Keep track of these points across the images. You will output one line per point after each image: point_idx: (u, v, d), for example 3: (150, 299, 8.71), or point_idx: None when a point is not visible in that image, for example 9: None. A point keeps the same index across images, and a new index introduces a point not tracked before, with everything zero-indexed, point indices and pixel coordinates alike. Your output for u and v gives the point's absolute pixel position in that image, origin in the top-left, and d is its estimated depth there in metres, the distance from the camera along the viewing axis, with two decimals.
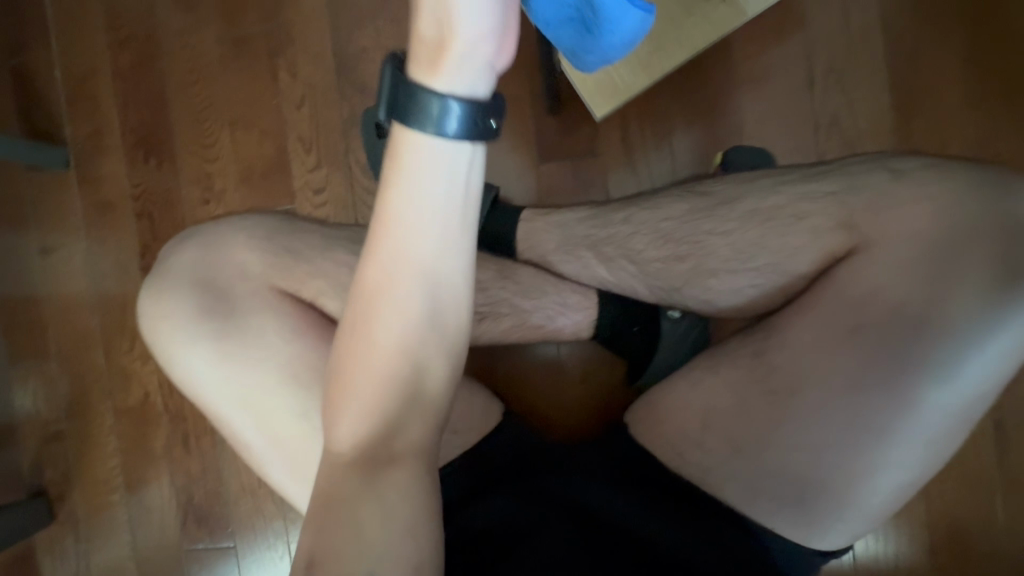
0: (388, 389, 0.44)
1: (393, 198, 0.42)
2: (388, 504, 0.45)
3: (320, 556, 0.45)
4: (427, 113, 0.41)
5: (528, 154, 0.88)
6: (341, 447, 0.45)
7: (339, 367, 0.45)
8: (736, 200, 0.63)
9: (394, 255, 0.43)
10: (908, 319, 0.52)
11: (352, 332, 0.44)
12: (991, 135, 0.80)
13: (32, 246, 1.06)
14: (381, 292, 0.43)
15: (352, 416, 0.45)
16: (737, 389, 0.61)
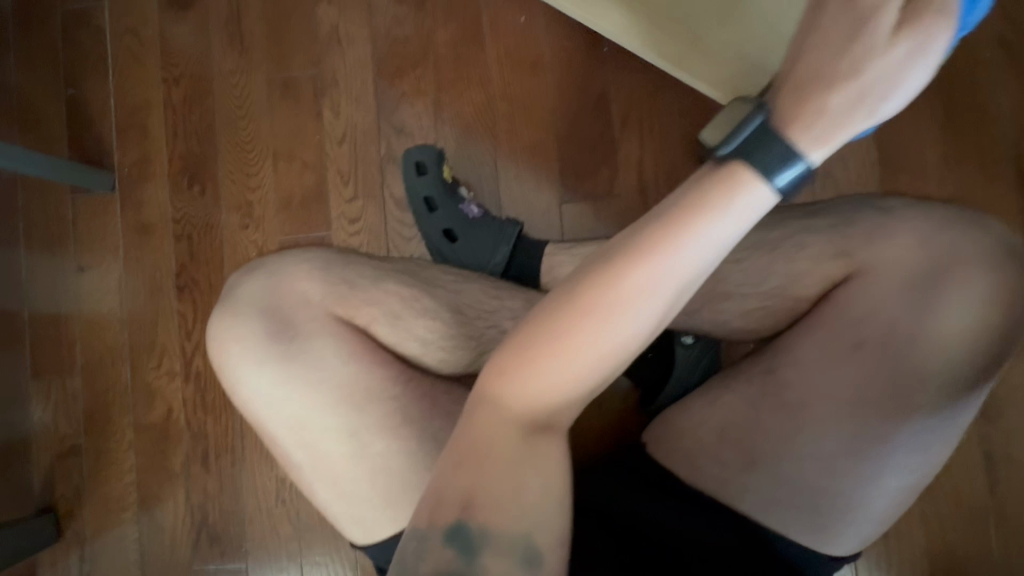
0: (587, 377, 0.45)
1: (702, 214, 0.42)
2: (550, 481, 0.47)
3: (474, 506, 0.46)
4: (778, 170, 0.42)
5: (551, 193, 0.99)
6: (513, 404, 0.45)
7: (556, 344, 0.44)
8: (746, 231, 0.68)
9: (672, 268, 0.42)
10: (913, 339, 0.58)
11: (588, 314, 0.43)
12: (966, 189, 0.90)
13: (68, 263, 1.11)
14: (647, 293, 0.43)
15: (545, 393, 0.45)
16: (748, 403, 0.67)
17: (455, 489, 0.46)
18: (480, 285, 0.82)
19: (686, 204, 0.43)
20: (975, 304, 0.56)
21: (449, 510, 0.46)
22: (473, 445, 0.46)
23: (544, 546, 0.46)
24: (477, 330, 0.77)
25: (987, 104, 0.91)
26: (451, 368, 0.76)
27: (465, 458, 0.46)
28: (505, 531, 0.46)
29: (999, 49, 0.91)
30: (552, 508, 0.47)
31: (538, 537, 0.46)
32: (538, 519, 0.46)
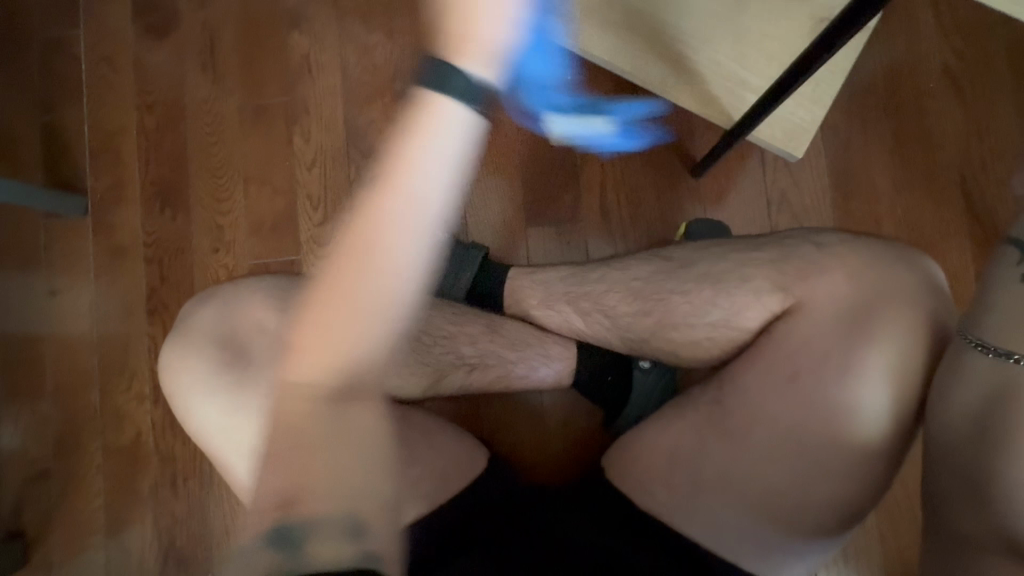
0: (358, 325, 0.59)
1: (411, 155, 0.57)
2: (362, 444, 0.62)
3: (292, 499, 0.58)
4: (459, 94, 0.57)
5: (516, 217, 1.01)
6: (304, 373, 0.60)
7: (326, 305, 0.59)
8: (693, 263, 0.71)
9: (398, 205, 0.57)
10: (851, 372, 0.59)
11: (339, 273, 0.58)
12: (916, 213, 0.93)
13: (40, 287, 1.11)
14: (387, 233, 0.58)
15: (323, 359, 0.59)
16: (698, 430, 0.69)
17: (286, 489, 0.58)
18: (437, 310, 0.84)
19: (395, 152, 0.58)
20: (900, 367, 0.58)
21: (273, 506, 0.58)
22: (293, 435, 0.60)
23: (363, 514, 0.57)
24: (436, 356, 0.82)
25: (935, 130, 0.94)
26: (408, 394, 0.81)
27: (291, 453, 0.60)
28: (321, 509, 0.57)
29: (942, 81, 0.94)
30: (372, 477, 0.61)
31: (357, 510, 0.57)
32: (353, 491, 0.59)
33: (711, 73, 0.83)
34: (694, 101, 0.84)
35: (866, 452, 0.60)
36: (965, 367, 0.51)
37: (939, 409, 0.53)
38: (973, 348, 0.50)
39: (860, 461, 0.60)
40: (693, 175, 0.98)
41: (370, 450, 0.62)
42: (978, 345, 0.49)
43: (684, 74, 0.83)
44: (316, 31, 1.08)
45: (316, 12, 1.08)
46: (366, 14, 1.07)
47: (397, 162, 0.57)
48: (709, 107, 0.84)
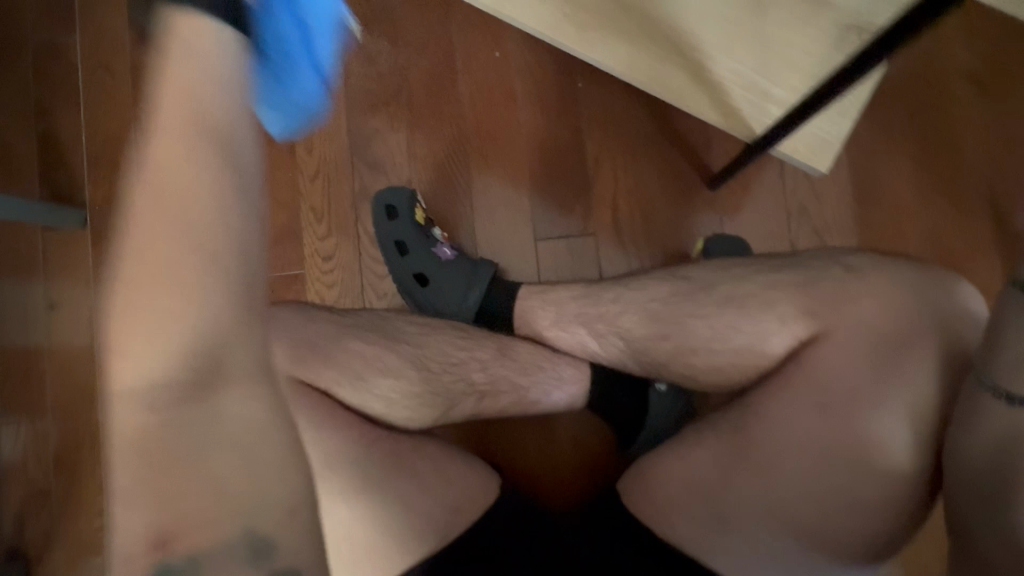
0: (197, 268, 0.41)
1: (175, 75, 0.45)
2: (239, 442, 0.41)
3: (170, 531, 0.38)
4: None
5: (527, 231, 0.98)
6: (131, 378, 0.40)
7: (146, 260, 0.41)
8: (713, 285, 0.68)
9: (190, 134, 0.44)
10: (885, 403, 0.56)
11: (147, 220, 0.42)
12: (943, 226, 0.90)
13: (38, 301, 1.09)
14: (182, 156, 0.43)
15: (158, 334, 0.40)
16: (721, 459, 0.65)
17: (158, 527, 0.38)
18: (446, 335, 0.81)
19: (159, 79, 0.45)
20: (926, 394, 0.56)
21: (143, 553, 0.38)
22: (137, 457, 0.39)
23: (270, 524, 0.39)
24: (445, 385, 0.78)
25: (964, 140, 0.90)
26: (418, 424, 0.77)
27: (145, 480, 0.39)
28: (218, 530, 0.39)
29: (971, 87, 0.91)
30: (280, 479, 0.41)
31: (259, 519, 0.39)
32: (262, 488, 0.40)
33: (731, 83, 0.81)
34: (714, 110, 0.81)
35: (894, 476, 0.57)
36: (980, 410, 0.50)
37: (962, 439, 0.51)
38: (984, 390, 0.49)
39: (892, 489, 0.57)
40: (707, 188, 0.95)
41: (258, 447, 0.41)
42: (994, 392, 0.48)
43: (704, 85, 0.80)
44: None
45: None
46: (368, 18, 1.03)
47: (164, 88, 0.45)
48: (729, 117, 0.81)
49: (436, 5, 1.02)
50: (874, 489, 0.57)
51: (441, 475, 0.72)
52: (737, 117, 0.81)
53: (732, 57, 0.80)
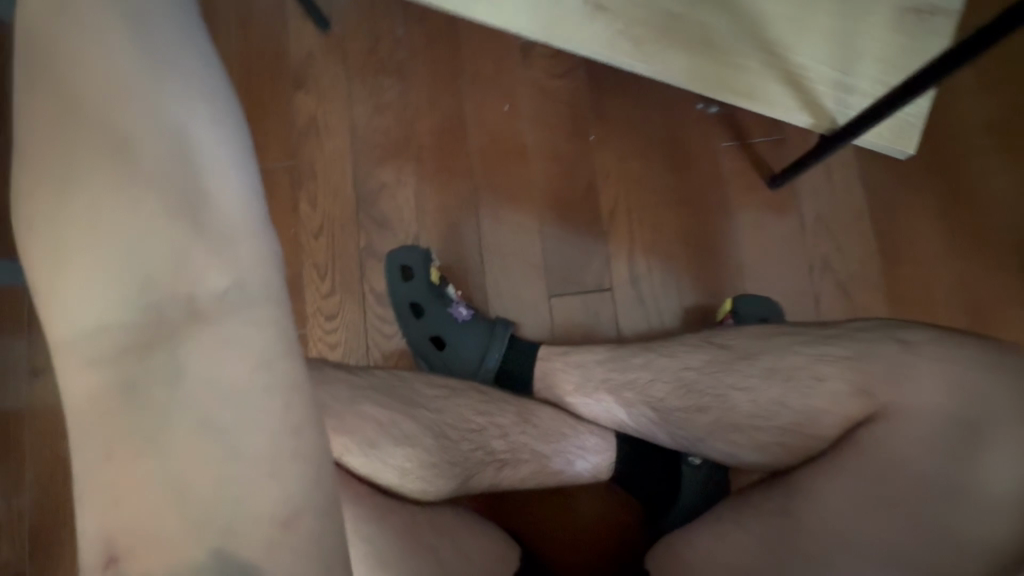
0: (120, 168, 0.37)
1: None
2: (207, 402, 0.34)
3: (124, 542, 0.32)
4: None
5: (542, 286, 0.94)
6: (76, 324, 0.35)
7: (67, 177, 0.37)
8: (754, 355, 0.64)
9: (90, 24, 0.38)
10: (961, 498, 0.50)
11: (47, 124, 0.37)
12: (969, 279, 0.88)
13: (21, 366, 1.03)
14: (85, 42, 0.38)
15: (81, 253, 0.36)
16: (765, 544, 0.59)
17: (110, 514, 0.32)
18: (465, 401, 0.75)
19: None
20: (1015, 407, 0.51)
21: (95, 566, 0.32)
22: (84, 416, 0.34)
23: (253, 537, 0.32)
24: (462, 453, 0.72)
25: (984, 192, 0.90)
26: (432, 496, 0.70)
27: (95, 459, 0.33)
28: (179, 536, 0.32)
29: (990, 138, 0.90)
30: (261, 472, 0.33)
31: (240, 525, 0.32)
32: (236, 484, 0.33)
33: (804, 75, 0.86)
34: (800, 107, 0.86)
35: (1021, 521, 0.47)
36: None
37: None
38: None
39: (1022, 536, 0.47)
40: (767, 184, 0.93)
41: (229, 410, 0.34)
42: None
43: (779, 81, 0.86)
44: (324, 90, 1.01)
45: (323, 70, 1.01)
46: (377, 70, 1.00)
47: None
48: (813, 110, 0.86)
49: (447, 58, 1.00)
50: (987, 538, 0.48)
51: (457, 549, 0.67)
52: (820, 110, 0.86)
53: (802, 51, 0.86)
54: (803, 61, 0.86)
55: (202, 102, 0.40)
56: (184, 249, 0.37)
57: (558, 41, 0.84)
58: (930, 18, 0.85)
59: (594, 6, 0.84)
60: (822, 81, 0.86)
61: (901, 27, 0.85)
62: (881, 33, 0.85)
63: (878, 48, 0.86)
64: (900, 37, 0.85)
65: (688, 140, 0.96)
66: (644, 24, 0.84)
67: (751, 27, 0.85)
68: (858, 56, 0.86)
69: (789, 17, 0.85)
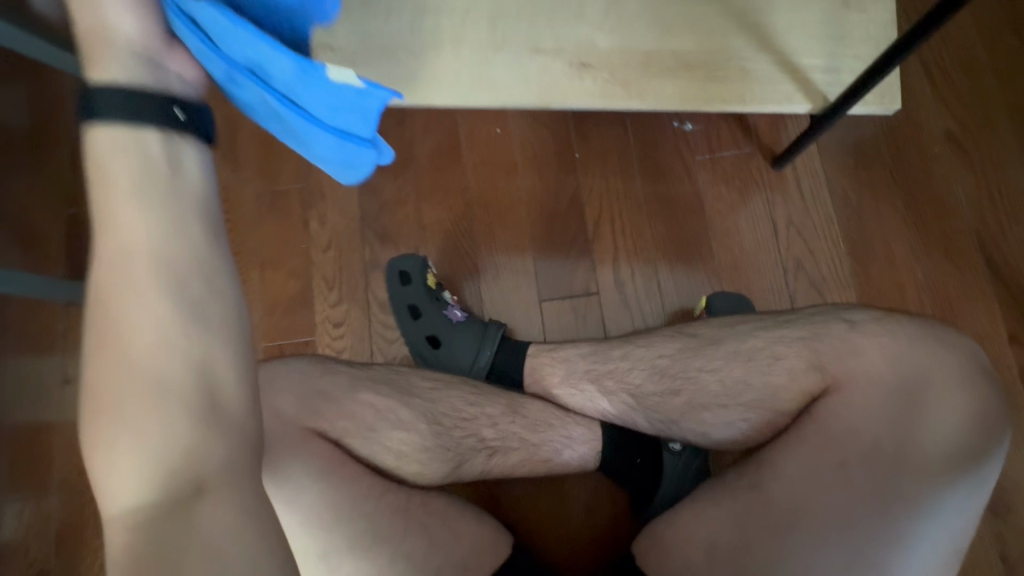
0: (152, 379, 0.47)
1: (117, 203, 0.53)
2: (217, 545, 0.41)
3: None
4: (139, 112, 0.55)
5: (533, 291, 1.00)
6: (114, 504, 0.42)
7: (113, 384, 0.46)
8: (720, 340, 0.70)
9: (134, 258, 0.51)
10: (898, 461, 0.57)
11: (103, 339, 0.48)
12: (938, 277, 0.93)
13: (55, 375, 1.11)
14: (131, 294, 0.50)
15: (118, 443, 0.44)
16: (738, 518, 0.63)
17: None
18: (458, 392, 0.81)
19: (105, 210, 0.53)
20: (954, 379, 0.57)
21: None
22: None
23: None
24: (454, 440, 0.78)
25: (946, 195, 0.95)
26: (427, 480, 0.77)
27: None
28: None
29: (950, 147, 0.96)
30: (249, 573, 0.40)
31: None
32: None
33: (782, 76, 0.89)
34: (802, 97, 0.89)
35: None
36: None
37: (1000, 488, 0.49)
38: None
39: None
40: (773, 167, 1.00)
41: (233, 551, 0.41)
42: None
43: (763, 85, 0.89)
44: None
45: None
46: None
47: (106, 215, 0.52)
48: (808, 90, 0.89)
49: None
50: (931, 502, 0.55)
51: (450, 530, 0.72)
52: (820, 94, 0.88)
53: (777, 53, 0.90)
54: (776, 65, 0.89)
55: (219, 314, 0.52)
56: (196, 437, 0.45)
57: (558, 104, 0.89)
58: None
59: (578, 65, 0.89)
60: (800, 79, 0.89)
61: (865, 39, 0.90)
62: (846, 36, 0.90)
63: (848, 46, 0.89)
64: (864, 34, 0.90)
65: (666, 155, 1.03)
66: (630, 69, 0.89)
67: (727, 49, 0.90)
68: (829, 58, 0.89)
69: (760, 27, 0.90)
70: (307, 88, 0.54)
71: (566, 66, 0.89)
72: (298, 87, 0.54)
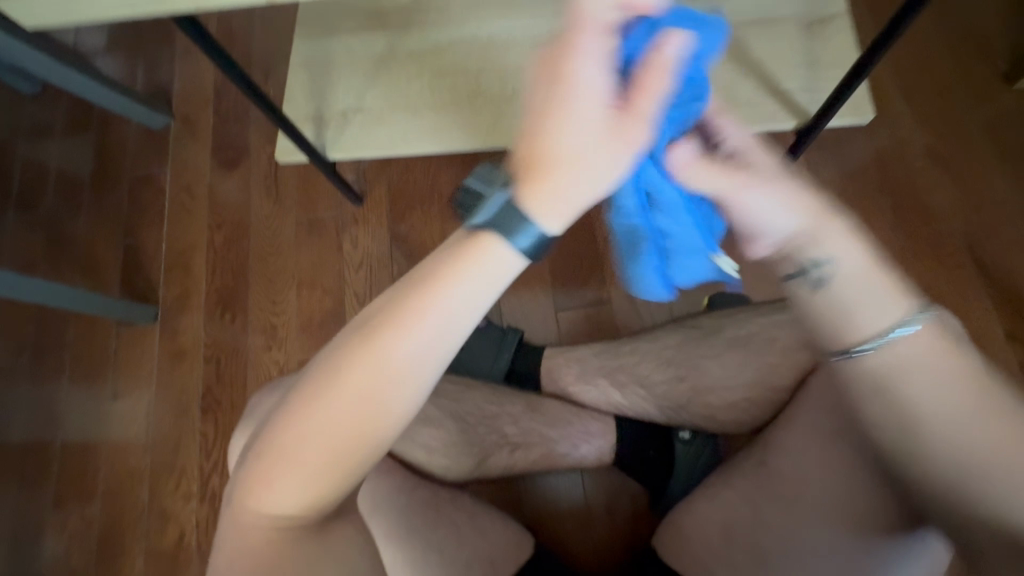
0: (368, 447, 0.41)
1: (446, 276, 0.38)
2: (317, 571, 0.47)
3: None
4: (522, 236, 0.38)
5: (547, 300, 1.08)
6: (271, 498, 0.43)
7: (331, 435, 0.40)
8: (720, 330, 0.79)
9: (424, 338, 0.39)
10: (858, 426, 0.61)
11: (354, 391, 0.39)
12: (930, 279, 0.98)
13: (103, 392, 1.19)
14: (403, 366, 0.39)
15: (310, 473, 0.41)
16: (750, 497, 0.68)
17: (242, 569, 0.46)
18: (479, 392, 0.87)
19: (434, 262, 0.39)
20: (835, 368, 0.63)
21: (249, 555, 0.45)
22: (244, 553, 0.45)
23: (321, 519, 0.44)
24: (479, 435, 0.84)
25: (931, 204, 1.02)
26: (454, 475, 0.81)
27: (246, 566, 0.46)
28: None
29: (930, 160, 1.04)
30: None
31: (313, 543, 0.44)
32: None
33: (765, 98, 0.99)
34: (785, 115, 0.99)
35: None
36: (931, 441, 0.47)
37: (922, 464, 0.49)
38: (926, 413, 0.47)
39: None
40: None
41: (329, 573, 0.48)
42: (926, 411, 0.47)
43: (748, 107, 1.00)
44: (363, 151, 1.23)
45: None
46: None
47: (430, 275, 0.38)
48: (790, 109, 0.99)
49: None
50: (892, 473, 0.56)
51: (476, 528, 0.75)
52: (802, 112, 0.98)
53: (760, 81, 1.00)
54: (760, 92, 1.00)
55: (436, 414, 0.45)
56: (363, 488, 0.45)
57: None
58: (829, 24, 1.00)
59: None
60: (784, 102, 0.99)
61: (840, 66, 1.00)
62: (822, 64, 1.00)
63: (824, 71, 0.99)
64: (839, 61, 1.00)
65: None
66: None
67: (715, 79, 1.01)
68: (807, 83, 0.99)
69: (743, 59, 1.01)
70: (685, 214, 0.55)
71: None
72: (681, 215, 0.55)
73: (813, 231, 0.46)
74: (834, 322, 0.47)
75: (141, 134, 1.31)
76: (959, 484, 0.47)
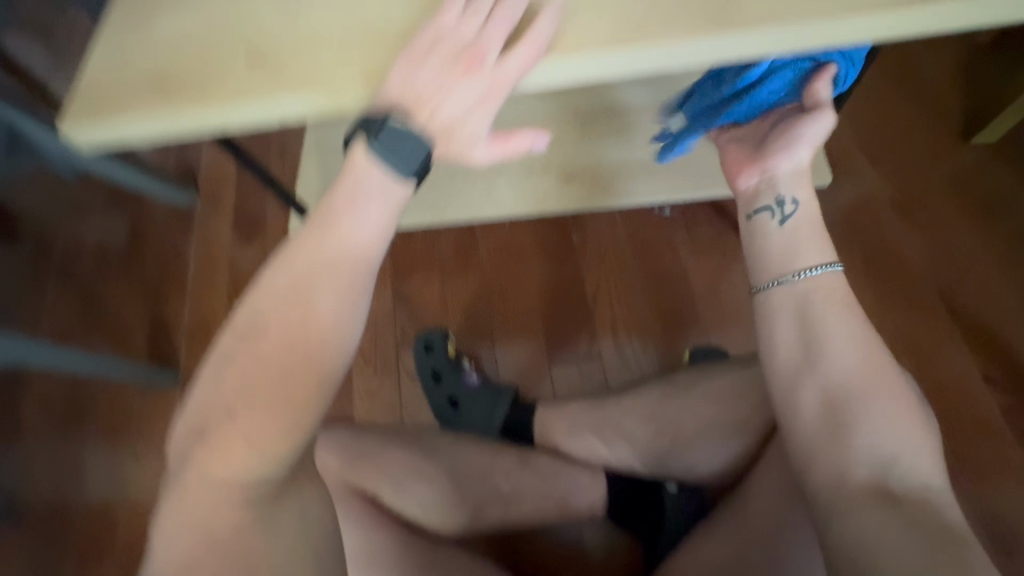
0: (294, 353, 0.47)
1: (334, 200, 0.52)
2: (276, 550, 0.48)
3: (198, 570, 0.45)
4: (387, 142, 0.51)
5: (540, 356, 1.13)
6: (226, 448, 0.46)
7: (261, 349, 0.48)
8: (694, 386, 0.86)
9: (325, 245, 0.50)
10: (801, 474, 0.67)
11: (276, 299, 0.49)
12: (909, 323, 1.02)
13: (126, 453, 1.26)
14: (310, 274, 0.49)
15: (252, 400, 0.47)
16: (734, 549, 0.69)
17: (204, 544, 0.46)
18: (476, 446, 0.91)
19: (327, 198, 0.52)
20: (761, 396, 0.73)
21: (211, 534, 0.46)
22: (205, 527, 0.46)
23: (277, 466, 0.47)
24: (474, 489, 0.86)
25: (903, 252, 1.07)
26: (447, 529, 0.83)
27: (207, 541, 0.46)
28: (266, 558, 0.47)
29: (897, 211, 1.10)
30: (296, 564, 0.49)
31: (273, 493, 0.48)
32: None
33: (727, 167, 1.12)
34: None
35: (892, 501, 0.49)
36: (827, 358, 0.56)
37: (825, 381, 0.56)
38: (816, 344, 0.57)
39: (932, 526, 0.47)
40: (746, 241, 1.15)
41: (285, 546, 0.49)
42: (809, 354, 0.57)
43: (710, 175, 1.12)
44: None
45: None
46: None
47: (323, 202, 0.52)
48: None
49: None
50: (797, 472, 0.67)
51: None
52: None
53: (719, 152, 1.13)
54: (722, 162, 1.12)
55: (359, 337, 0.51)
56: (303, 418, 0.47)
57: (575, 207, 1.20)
58: None
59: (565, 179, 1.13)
60: None
61: None
62: None
63: None
64: None
65: (651, 235, 1.19)
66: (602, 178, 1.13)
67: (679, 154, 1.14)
68: None
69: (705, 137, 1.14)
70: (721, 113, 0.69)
71: (555, 180, 1.14)
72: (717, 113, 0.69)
73: (796, 181, 0.63)
74: (782, 257, 0.60)
75: (170, 212, 1.44)
76: (838, 421, 0.53)
